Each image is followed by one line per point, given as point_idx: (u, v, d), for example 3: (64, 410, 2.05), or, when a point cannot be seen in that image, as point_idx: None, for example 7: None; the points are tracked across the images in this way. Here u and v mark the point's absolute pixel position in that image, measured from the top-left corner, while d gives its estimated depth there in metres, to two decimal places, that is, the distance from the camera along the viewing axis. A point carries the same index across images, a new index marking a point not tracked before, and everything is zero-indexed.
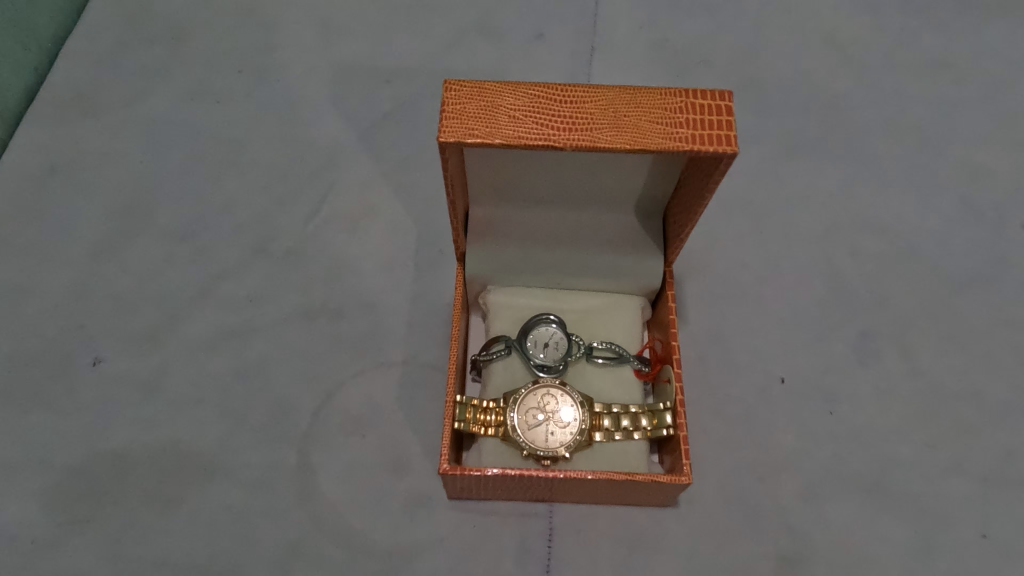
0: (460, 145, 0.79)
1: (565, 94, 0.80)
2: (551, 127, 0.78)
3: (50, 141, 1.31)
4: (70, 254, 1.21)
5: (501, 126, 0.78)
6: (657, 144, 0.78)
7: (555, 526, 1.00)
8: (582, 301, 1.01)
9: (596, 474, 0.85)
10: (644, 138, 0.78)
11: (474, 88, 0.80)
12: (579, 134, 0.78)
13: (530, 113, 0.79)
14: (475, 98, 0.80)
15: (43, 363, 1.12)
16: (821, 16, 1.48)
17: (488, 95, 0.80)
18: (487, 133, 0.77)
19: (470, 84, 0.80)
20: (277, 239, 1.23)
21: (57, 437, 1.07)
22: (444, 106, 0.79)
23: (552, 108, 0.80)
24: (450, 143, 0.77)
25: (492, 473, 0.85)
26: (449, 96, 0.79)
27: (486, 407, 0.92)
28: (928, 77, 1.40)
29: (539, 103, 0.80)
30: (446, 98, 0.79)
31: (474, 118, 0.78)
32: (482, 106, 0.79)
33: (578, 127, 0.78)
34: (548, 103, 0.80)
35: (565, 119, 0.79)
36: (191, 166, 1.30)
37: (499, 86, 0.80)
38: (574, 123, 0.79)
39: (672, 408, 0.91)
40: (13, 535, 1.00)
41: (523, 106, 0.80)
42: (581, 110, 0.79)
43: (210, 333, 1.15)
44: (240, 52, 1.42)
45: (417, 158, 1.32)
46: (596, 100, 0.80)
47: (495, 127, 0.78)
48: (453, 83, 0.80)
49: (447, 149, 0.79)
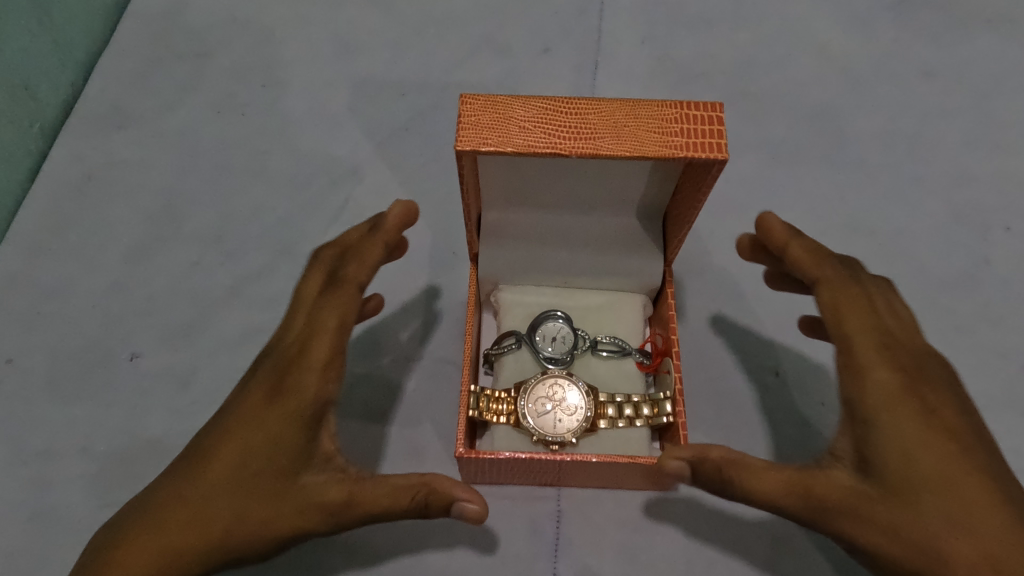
0: (475, 153, 0.86)
1: (570, 108, 0.88)
2: (557, 136, 0.85)
3: (87, 152, 1.40)
4: (107, 256, 1.30)
5: (513, 135, 0.86)
6: (655, 150, 0.85)
7: (562, 509, 1.07)
8: (588, 298, 1.08)
9: (600, 457, 0.91)
10: (643, 146, 0.85)
11: (486, 103, 0.88)
12: (584, 142, 0.85)
13: (539, 123, 0.87)
14: (488, 110, 0.87)
15: (83, 359, 1.20)
16: (814, 29, 1.55)
17: (501, 107, 0.88)
18: (500, 142, 0.85)
19: (484, 98, 0.88)
20: (300, 243, 1.31)
21: (98, 427, 1.15)
22: (460, 118, 0.86)
23: (559, 120, 0.87)
24: (465, 152, 0.85)
25: (504, 457, 0.91)
26: (464, 109, 0.87)
27: (498, 397, 0.99)
28: (916, 87, 1.47)
29: (547, 115, 0.87)
30: (463, 111, 0.87)
31: (488, 129, 0.86)
32: (495, 117, 0.87)
33: (583, 136, 0.86)
34: (555, 115, 0.87)
35: (570, 129, 0.86)
36: (218, 174, 1.38)
37: (510, 100, 0.88)
38: (580, 132, 0.86)
39: (672, 397, 0.98)
40: (59, 516, 1.08)
41: (533, 118, 0.87)
42: (586, 122, 0.87)
43: (240, 331, 1.23)
44: (263, 66, 1.50)
45: (432, 166, 1.39)
46: (599, 112, 0.88)
47: (507, 137, 0.85)
48: (468, 97, 0.88)
49: (463, 158, 0.86)
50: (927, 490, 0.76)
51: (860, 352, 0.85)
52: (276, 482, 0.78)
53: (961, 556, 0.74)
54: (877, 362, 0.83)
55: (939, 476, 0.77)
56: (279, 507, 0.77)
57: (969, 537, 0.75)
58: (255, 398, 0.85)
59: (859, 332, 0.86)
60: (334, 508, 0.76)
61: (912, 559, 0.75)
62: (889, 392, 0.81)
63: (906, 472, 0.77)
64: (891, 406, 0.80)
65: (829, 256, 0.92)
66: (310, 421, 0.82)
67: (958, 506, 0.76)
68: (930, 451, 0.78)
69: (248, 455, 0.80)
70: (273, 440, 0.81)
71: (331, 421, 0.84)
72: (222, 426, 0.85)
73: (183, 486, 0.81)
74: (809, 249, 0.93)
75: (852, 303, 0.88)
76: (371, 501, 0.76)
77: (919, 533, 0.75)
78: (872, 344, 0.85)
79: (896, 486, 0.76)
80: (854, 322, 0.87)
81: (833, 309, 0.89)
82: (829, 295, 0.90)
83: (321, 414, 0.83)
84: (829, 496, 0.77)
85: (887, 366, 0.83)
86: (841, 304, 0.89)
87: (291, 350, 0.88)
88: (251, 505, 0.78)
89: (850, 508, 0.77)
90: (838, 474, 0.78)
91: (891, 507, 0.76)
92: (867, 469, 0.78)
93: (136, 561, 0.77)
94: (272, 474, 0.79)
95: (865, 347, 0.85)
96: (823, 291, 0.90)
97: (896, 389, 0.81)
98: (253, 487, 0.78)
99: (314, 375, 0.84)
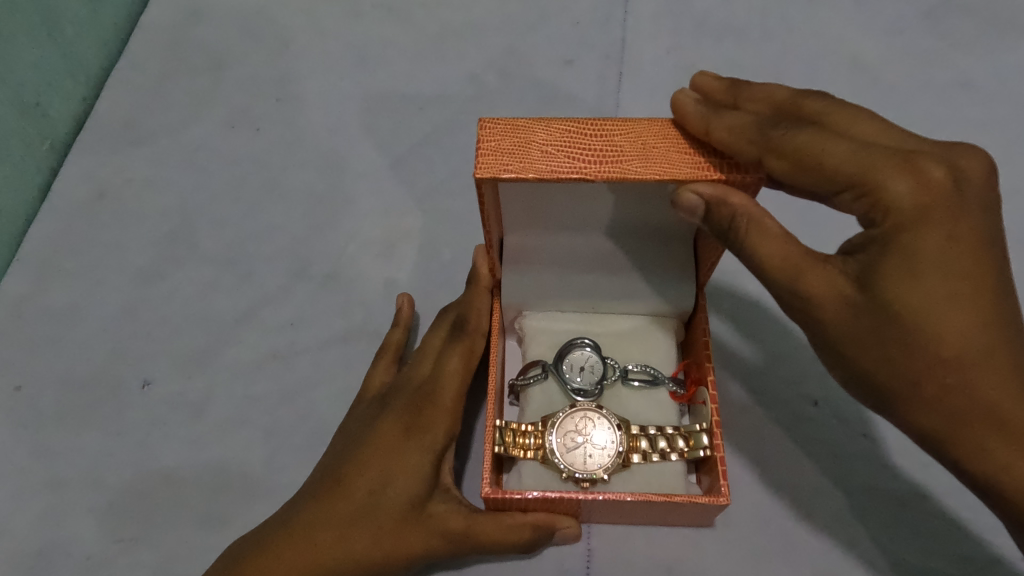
0: (494, 180, 0.80)
1: (595, 129, 0.82)
2: (582, 160, 0.79)
3: (97, 169, 1.36)
4: (118, 279, 1.27)
5: (534, 159, 0.80)
6: (689, 172, 0.79)
7: (592, 549, 1.03)
8: (616, 324, 1.03)
9: (634, 496, 0.86)
10: (676, 168, 0.79)
11: (506, 128, 0.83)
12: (611, 165, 0.79)
13: (561, 147, 0.81)
14: (508, 134, 0.82)
15: (94, 386, 1.18)
16: (845, 38, 1.49)
17: (522, 131, 0.82)
18: (521, 167, 0.79)
19: (504, 122, 0.83)
20: (317, 263, 1.27)
21: (110, 458, 1.13)
22: (478, 144, 0.81)
23: (584, 143, 0.81)
24: (485, 178, 0.79)
25: (533, 496, 0.87)
26: (483, 134, 0.82)
27: (525, 430, 0.95)
28: (954, 97, 1.41)
29: (571, 137, 0.82)
30: (480, 136, 0.82)
31: (507, 154, 0.80)
32: (515, 142, 0.81)
33: (610, 159, 0.80)
34: (580, 138, 0.82)
35: (595, 152, 0.80)
36: (233, 191, 1.34)
37: (530, 123, 0.83)
38: (605, 156, 0.80)
39: (708, 429, 0.92)
40: (69, 552, 1.06)
41: (556, 140, 0.82)
42: (614, 144, 0.81)
43: (255, 357, 1.20)
44: (278, 79, 1.46)
45: (453, 182, 1.35)
46: (627, 134, 0.82)
47: (528, 161, 0.79)
48: (488, 121, 0.83)
49: (482, 184, 0.80)
50: (928, 318, 0.71)
51: (864, 179, 0.75)
52: (407, 511, 0.91)
53: (939, 382, 0.72)
54: (896, 178, 0.74)
55: (944, 306, 0.71)
56: (410, 532, 0.91)
57: (956, 366, 0.72)
58: (389, 429, 0.96)
59: (850, 163, 0.76)
60: (455, 535, 0.91)
61: (887, 373, 0.74)
62: (908, 211, 0.74)
63: (914, 296, 0.71)
64: (911, 226, 0.73)
65: (761, 125, 0.80)
66: (438, 458, 0.95)
67: (958, 340, 0.71)
68: (943, 276, 0.72)
69: (385, 483, 0.92)
70: (407, 474, 0.93)
71: (449, 455, 0.98)
72: (356, 452, 0.96)
73: (324, 507, 0.93)
74: (733, 126, 0.80)
75: (818, 148, 0.77)
76: (488, 534, 0.91)
77: (906, 356, 0.72)
78: (885, 161, 0.75)
79: (892, 311, 0.72)
80: (839, 152, 0.76)
81: (800, 166, 0.77)
82: (793, 143, 0.78)
83: (443, 455, 0.96)
84: (813, 289, 0.75)
85: (906, 183, 0.74)
86: (812, 148, 0.77)
87: (420, 390, 1.00)
88: (384, 528, 0.90)
89: (836, 309, 0.75)
90: (835, 272, 0.75)
91: (885, 329, 0.72)
92: (864, 279, 0.74)
93: (283, 566, 0.90)
94: (403, 505, 0.91)
95: (866, 171, 0.75)
96: (775, 162, 0.78)
97: (916, 208, 0.73)
98: (386, 512, 0.91)
99: (445, 415, 0.97)
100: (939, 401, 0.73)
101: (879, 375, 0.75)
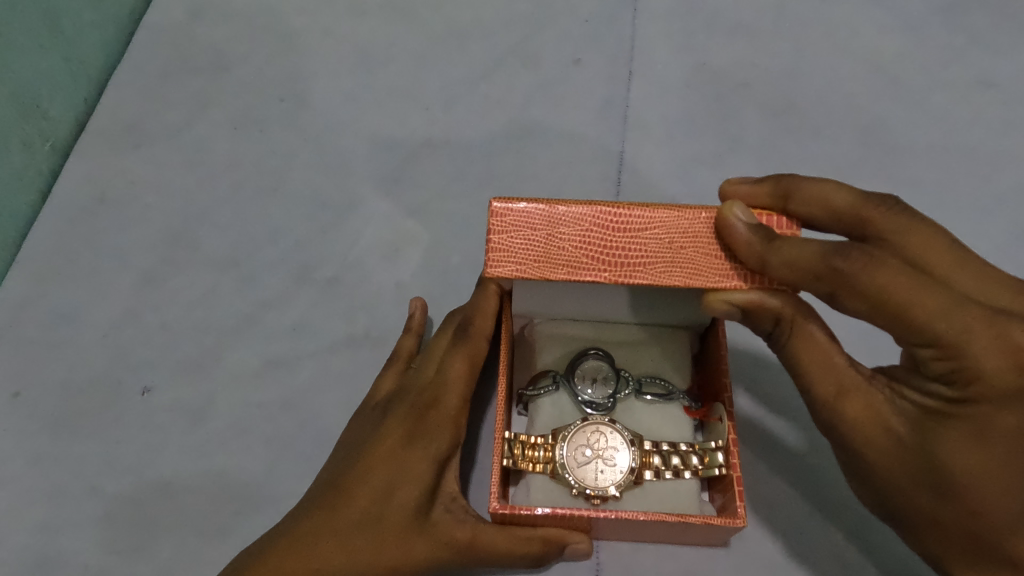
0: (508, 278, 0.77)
1: (619, 220, 0.77)
2: (602, 262, 0.76)
3: (97, 171, 1.34)
4: (118, 283, 1.24)
5: (552, 260, 0.76)
6: (714, 282, 0.76)
7: (601, 561, 1.01)
8: (630, 333, 1.00)
9: (648, 516, 0.83)
10: (702, 275, 0.77)
11: (520, 215, 0.77)
12: (632, 270, 0.75)
13: (580, 243, 0.76)
14: (524, 226, 0.77)
15: (93, 392, 1.16)
16: (861, 37, 1.45)
17: (538, 220, 0.77)
18: (537, 271, 0.76)
19: (520, 207, 0.77)
20: (320, 266, 1.25)
21: (109, 466, 1.11)
22: (490, 241, 0.77)
23: (605, 239, 0.77)
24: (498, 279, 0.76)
25: (542, 512, 0.84)
26: (495, 223, 0.77)
27: (534, 442, 0.92)
28: (973, 95, 1.37)
29: (592, 229, 0.77)
30: (492, 229, 0.77)
31: (522, 251, 0.76)
32: (531, 236, 0.77)
33: (631, 262, 0.76)
34: (601, 232, 0.77)
35: (616, 253, 0.76)
36: (235, 194, 1.32)
37: (548, 213, 0.77)
38: (628, 258, 0.76)
39: (724, 447, 0.89)
40: (68, 563, 1.04)
41: (577, 232, 0.77)
42: (640, 242, 0.76)
43: (256, 364, 1.17)
44: (280, 79, 1.43)
45: (458, 183, 1.32)
46: (653, 229, 0.77)
47: (546, 262, 0.76)
48: (502, 205, 0.77)
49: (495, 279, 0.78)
50: (971, 480, 0.69)
51: (952, 343, 0.70)
52: (408, 520, 0.88)
53: (956, 527, 0.72)
54: (991, 352, 0.68)
55: (985, 477, 0.68)
56: (414, 545, 0.88)
57: (980, 522, 0.70)
58: (390, 439, 0.94)
59: (943, 319, 0.70)
60: (460, 547, 0.89)
61: (910, 503, 0.75)
62: (996, 389, 0.68)
63: (960, 455, 0.70)
64: (986, 399, 0.69)
65: (832, 254, 0.73)
66: (442, 468, 0.92)
67: (998, 504, 0.68)
68: (996, 453, 0.68)
69: (389, 494, 0.90)
70: (409, 483, 0.90)
71: (455, 464, 0.95)
72: (358, 461, 0.94)
73: (325, 513, 0.91)
74: (795, 260, 0.73)
75: (909, 296, 0.71)
76: (492, 546, 0.88)
77: (930, 495, 0.73)
78: (982, 326, 0.69)
79: (926, 458, 0.72)
80: (929, 306, 0.70)
81: (881, 310, 0.72)
82: (874, 284, 0.72)
83: (447, 463, 0.94)
84: (849, 412, 0.77)
85: (1003, 359, 0.68)
86: (898, 295, 0.71)
87: (424, 398, 0.97)
88: (385, 539, 0.88)
89: (870, 437, 0.76)
90: (881, 401, 0.76)
91: (913, 469, 0.73)
92: (917, 424, 0.73)
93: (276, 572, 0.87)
94: (404, 516, 0.88)
95: (958, 334, 0.69)
96: (848, 297, 0.73)
97: (1007, 389, 0.68)
98: (387, 522, 0.88)
99: (449, 426, 0.94)
100: (960, 542, 0.72)
101: (900, 501, 0.76)
